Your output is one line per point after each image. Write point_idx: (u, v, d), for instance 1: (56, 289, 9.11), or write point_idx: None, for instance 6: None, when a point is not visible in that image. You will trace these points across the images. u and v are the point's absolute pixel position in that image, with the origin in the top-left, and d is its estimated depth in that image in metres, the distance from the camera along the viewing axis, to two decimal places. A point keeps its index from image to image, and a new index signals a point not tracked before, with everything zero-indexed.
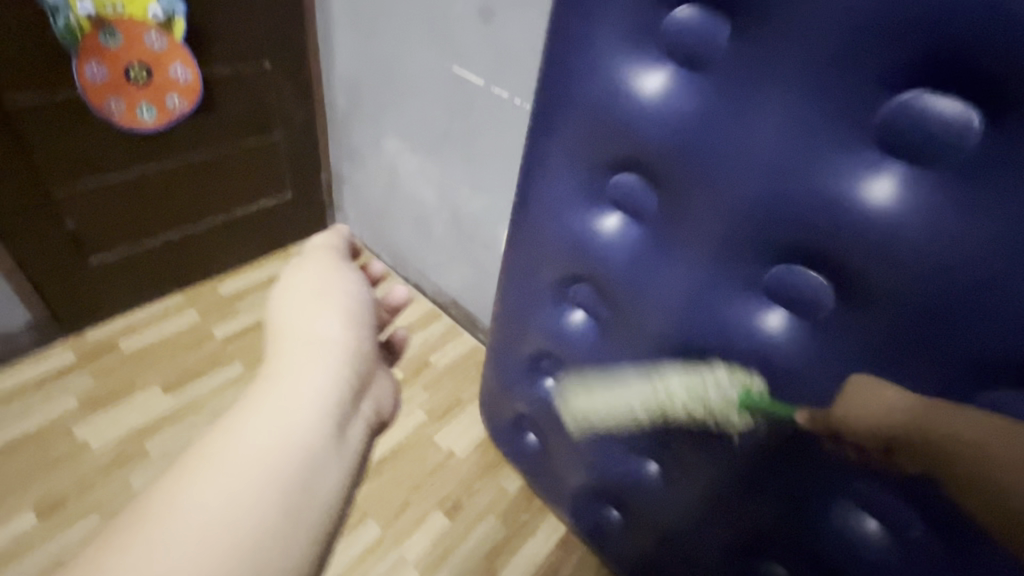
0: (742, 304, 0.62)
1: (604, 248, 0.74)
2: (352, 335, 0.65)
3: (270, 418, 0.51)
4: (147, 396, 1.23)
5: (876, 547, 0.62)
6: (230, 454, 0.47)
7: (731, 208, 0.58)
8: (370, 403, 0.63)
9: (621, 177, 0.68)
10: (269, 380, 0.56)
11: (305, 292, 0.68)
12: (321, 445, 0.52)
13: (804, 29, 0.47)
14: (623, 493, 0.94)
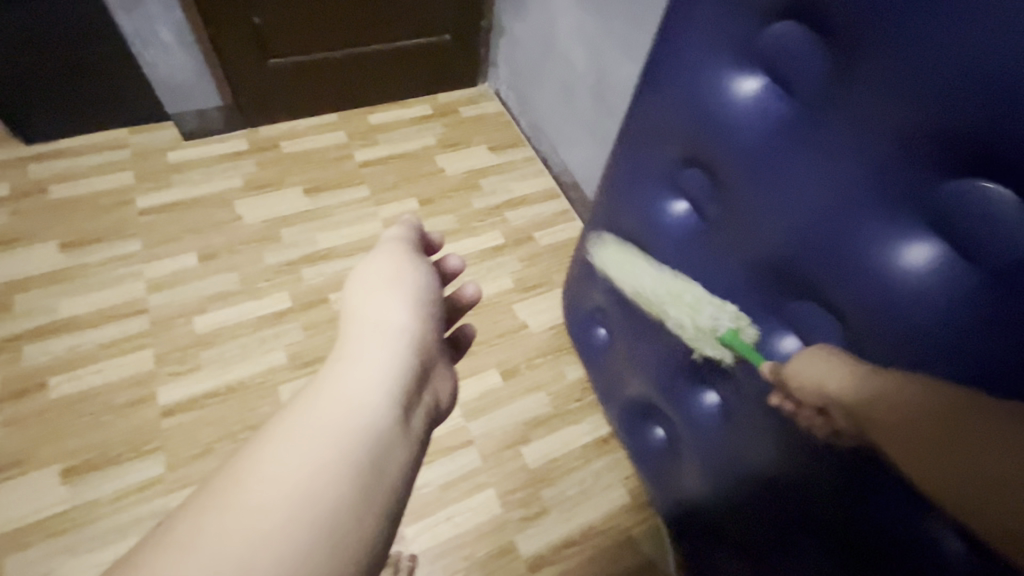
0: (888, 224, 0.48)
1: (734, 124, 0.60)
2: (420, 325, 0.66)
3: (331, 403, 0.52)
4: (291, 193, 1.42)
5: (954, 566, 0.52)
6: (300, 441, 0.48)
7: (927, 85, 0.42)
8: (431, 394, 0.63)
9: (785, 28, 0.52)
10: (331, 368, 0.57)
11: (376, 280, 0.69)
12: (386, 431, 0.53)
13: None
14: (677, 421, 0.87)
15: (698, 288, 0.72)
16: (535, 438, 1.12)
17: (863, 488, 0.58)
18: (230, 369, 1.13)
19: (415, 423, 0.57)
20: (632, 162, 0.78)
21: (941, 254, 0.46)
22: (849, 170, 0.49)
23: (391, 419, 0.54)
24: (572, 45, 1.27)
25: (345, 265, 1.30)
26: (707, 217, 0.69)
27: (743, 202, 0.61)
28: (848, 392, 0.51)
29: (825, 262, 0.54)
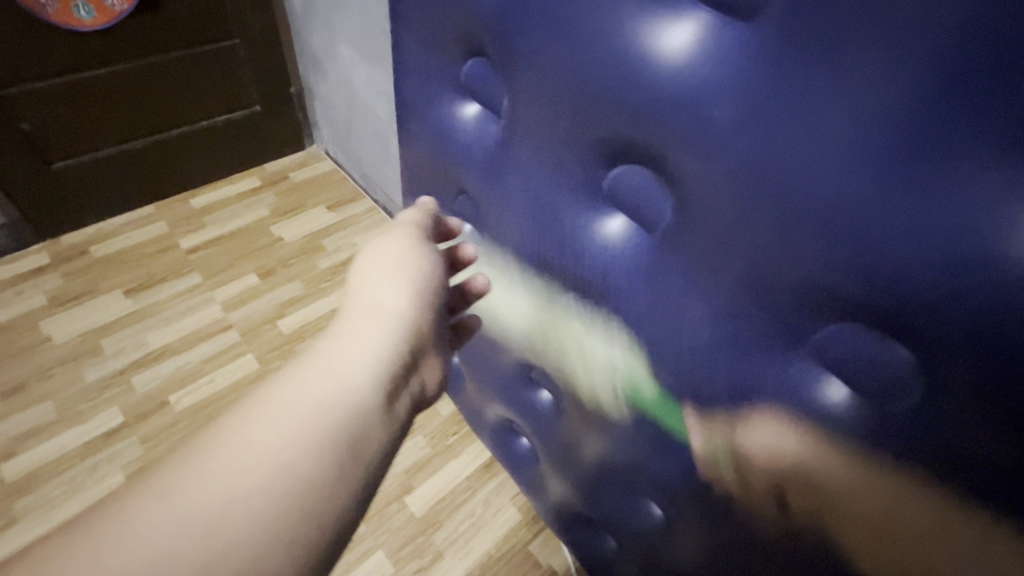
0: (581, 212, 0.55)
1: (466, 148, 0.65)
2: (421, 311, 0.53)
3: (320, 373, 0.43)
4: (109, 299, 1.30)
5: (752, 532, 0.55)
6: (285, 407, 0.41)
7: (558, 92, 0.49)
8: (418, 378, 0.51)
9: (473, 63, 0.58)
10: (327, 342, 0.47)
11: (382, 262, 0.56)
12: (370, 405, 0.44)
13: None
14: (527, 418, 0.87)
15: (498, 298, 0.75)
16: (417, 485, 1.10)
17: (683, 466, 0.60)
18: (55, 510, 0.99)
19: (400, 406, 0.47)
20: (416, 198, 0.81)
21: (626, 229, 0.52)
22: (554, 175, 0.55)
23: (375, 397, 0.44)
24: (371, 99, 1.30)
25: (182, 362, 1.21)
26: (479, 237, 0.72)
27: (493, 215, 0.67)
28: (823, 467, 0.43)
29: (558, 253, 0.60)
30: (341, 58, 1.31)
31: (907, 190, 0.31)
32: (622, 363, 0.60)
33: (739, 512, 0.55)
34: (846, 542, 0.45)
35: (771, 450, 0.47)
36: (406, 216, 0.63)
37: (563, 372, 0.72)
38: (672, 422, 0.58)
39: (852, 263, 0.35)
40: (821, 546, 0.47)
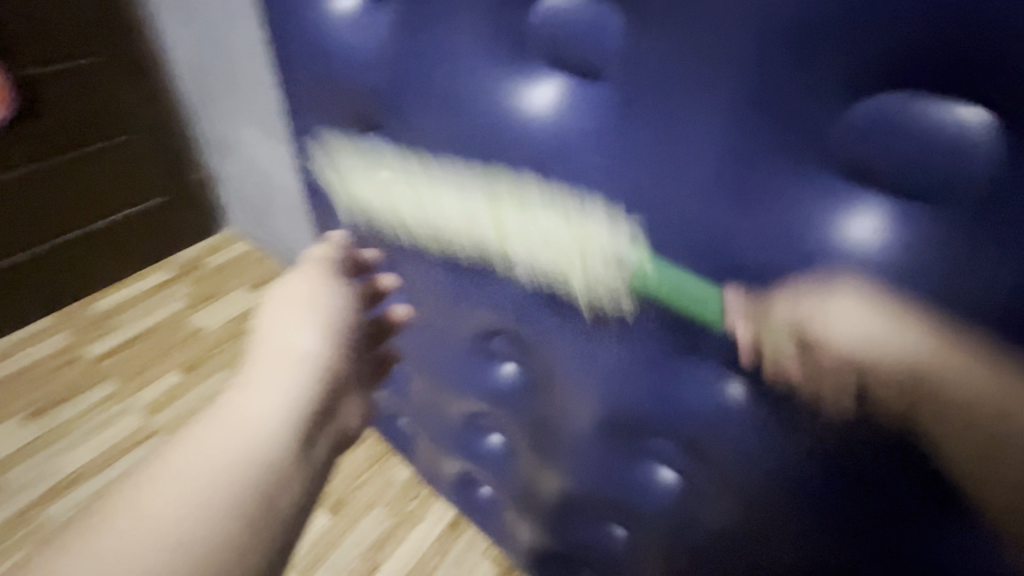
0: (495, 261, 0.58)
1: (376, 214, 0.67)
2: (334, 350, 0.52)
3: (223, 427, 0.42)
4: (9, 426, 1.17)
5: (710, 532, 0.58)
6: (189, 468, 0.39)
7: (453, 155, 0.53)
8: (337, 420, 0.50)
9: (370, 137, 0.61)
10: (231, 394, 0.45)
11: (287, 304, 0.54)
12: (283, 450, 0.42)
13: None
14: (486, 466, 0.87)
15: (436, 354, 0.76)
16: (383, 560, 1.04)
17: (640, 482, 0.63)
18: None
19: (318, 449, 0.46)
20: None
21: None
22: None
23: (287, 442, 0.43)
24: (280, 176, 1.29)
25: (102, 480, 1.10)
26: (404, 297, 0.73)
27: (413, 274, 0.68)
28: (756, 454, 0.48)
29: (483, 302, 0.63)
30: (243, 140, 1.31)
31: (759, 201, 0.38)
32: (563, 391, 0.62)
33: (697, 511, 0.58)
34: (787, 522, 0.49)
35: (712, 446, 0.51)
36: (314, 254, 0.61)
37: (510, 413, 0.73)
38: (617, 437, 0.61)
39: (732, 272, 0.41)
40: (770, 532, 0.51)
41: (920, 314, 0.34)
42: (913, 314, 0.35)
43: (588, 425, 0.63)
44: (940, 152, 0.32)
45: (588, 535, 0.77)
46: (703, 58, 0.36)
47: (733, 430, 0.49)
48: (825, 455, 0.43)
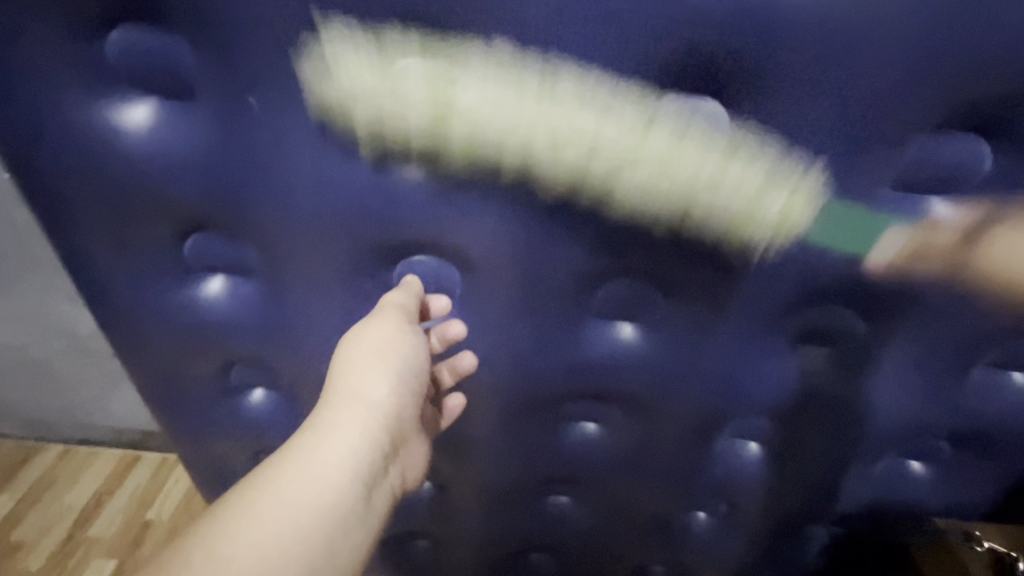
0: None
1: (226, 315, 0.60)
2: (399, 401, 0.57)
3: (314, 474, 0.50)
4: None
5: (630, 446, 0.72)
6: (275, 510, 0.47)
7: (316, 231, 0.53)
8: (397, 469, 0.58)
9: (199, 239, 0.55)
10: (313, 437, 0.52)
11: (363, 350, 0.55)
12: (350, 503, 0.50)
13: (278, 39, 0.43)
14: (420, 512, 0.85)
15: None
16: None
17: (567, 442, 0.73)
18: None
19: (378, 497, 0.54)
20: (174, 398, 0.68)
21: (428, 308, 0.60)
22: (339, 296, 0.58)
23: (360, 491, 0.52)
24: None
25: None
26: (285, 388, 0.67)
27: (288, 362, 0.64)
28: (644, 371, 0.63)
29: None
30: None
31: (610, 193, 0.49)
32: (485, 399, 0.68)
33: (617, 436, 0.71)
34: (680, 409, 0.66)
35: (616, 382, 0.64)
36: (391, 300, 0.56)
37: (436, 444, 0.75)
38: (541, 416, 0.69)
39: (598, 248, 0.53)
40: (670, 421, 0.68)
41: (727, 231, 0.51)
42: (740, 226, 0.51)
43: (515, 418, 0.69)
44: (705, 133, 0.46)
45: (536, 517, 0.83)
46: (534, 91, 0.45)
47: (631, 361, 0.62)
48: (690, 342, 0.60)
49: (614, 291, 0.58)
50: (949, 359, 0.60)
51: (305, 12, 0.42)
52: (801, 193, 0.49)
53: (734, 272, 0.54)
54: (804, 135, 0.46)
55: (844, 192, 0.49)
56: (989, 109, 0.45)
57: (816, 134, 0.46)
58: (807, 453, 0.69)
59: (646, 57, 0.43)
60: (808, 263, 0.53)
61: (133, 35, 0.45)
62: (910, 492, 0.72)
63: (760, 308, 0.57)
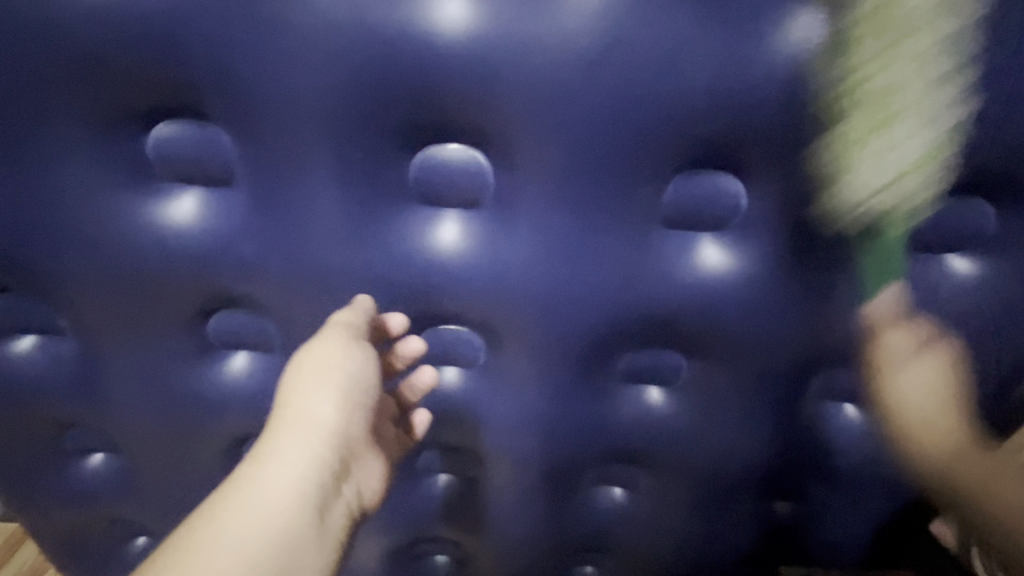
0: (200, 371, 0.57)
1: (37, 379, 0.57)
2: (351, 416, 0.49)
3: (252, 508, 0.41)
4: None
5: (497, 498, 0.68)
6: (215, 555, 0.38)
7: (112, 288, 0.51)
8: (354, 487, 0.48)
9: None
10: (250, 467, 0.43)
11: (304, 372, 0.48)
12: (299, 531, 0.41)
13: (37, 99, 0.44)
14: None
15: (172, 508, 0.66)
16: None
17: (431, 494, 0.69)
18: None
19: (333, 520, 0.44)
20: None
21: (249, 362, 0.57)
22: (150, 354, 0.55)
23: (307, 519, 0.42)
24: None
25: None
26: (117, 453, 0.64)
27: (112, 425, 0.60)
28: (489, 415, 0.61)
29: (207, 419, 0.59)
30: None
31: (400, 236, 0.49)
32: None
33: (479, 486, 0.67)
34: (536, 455, 0.63)
35: (463, 427, 0.62)
36: (337, 318, 0.50)
37: None
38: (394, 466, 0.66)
39: (405, 292, 0.52)
40: (530, 469, 0.64)
41: (529, 272, 0.50)
42: (539, 268, 0.50)
43: None
44: (469, 178, 0.47)
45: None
46: (298, 139, 0.45)
47: (471, 405, 0.60)
48: (523, 385, 0.58)
49: (440, 336, 0.56)
50: (783, 394, 0.56)
51: (57, 73, 0.43)
52: (591, 228, 0.48)
53: (552, 315, 0.52)
54: (571, 172, 0.45)
55: (635, 230, 0.48)
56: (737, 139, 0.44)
57: (586, 181, 0.46)
58: (674, 499, 0.65)
59: (402, 104, 0.44)
60: (621, 302, 0.52)
61: None
62: (812, 540, 0.66)
63: (581, 349, 0.55)
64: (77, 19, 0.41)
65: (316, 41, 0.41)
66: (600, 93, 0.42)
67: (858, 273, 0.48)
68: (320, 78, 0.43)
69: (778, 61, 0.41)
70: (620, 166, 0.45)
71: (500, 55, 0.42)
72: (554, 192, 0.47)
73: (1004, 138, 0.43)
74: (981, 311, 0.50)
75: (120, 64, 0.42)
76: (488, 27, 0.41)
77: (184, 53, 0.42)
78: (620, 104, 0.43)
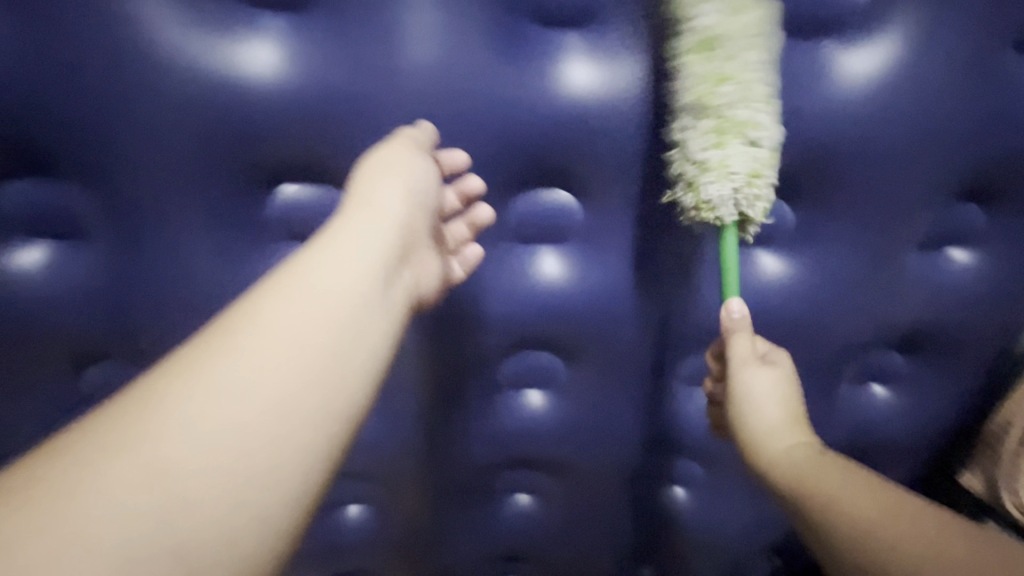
0: None
1: None
2: (417, 208, 0.43)
3: (323, 278, 0.36)
4: None
5: (569, 507, 0.72)
6: (286, 319, 0.33)
7: None
8: (416, 279, 0.44)
9: (88, 377, 0.52)
10: (316, 241, 0.38)
11: (371, 164, 0.42)
12: (371, 304, 0.37)
13: (165, 173, 0.45)
14: None
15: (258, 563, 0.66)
16: None
17: (506, 512, 0.72)
18: None
19: (399, 301, 0.40)
20: None
21: None
22: None
23: (376, 295, 0.37)
24: None
25: None
26: None
27: None
28: (570, 428, 0.65)
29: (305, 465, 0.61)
30: None
31: (500, 271, 0.55)
32: (417, 480, 0.67)
33: (550, 500, 0.72)
34: (612, 462, 0.68)
35: (545, 444, 0.66)
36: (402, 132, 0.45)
37: (374, 542, 0.71)
38: (475, 491, 0.69)
39: (502, 321, 0.57)
40: (608, 475, 0.69)
41: (615, 294, 0.56)
42: (624, 289, 0.56)
43: (452, 497, 0.69)
44: (563, 218, 0.53)
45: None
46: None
47: (553, 421, 0.65)
48: (603, 399, 0.63)
49: (528, 358, 0.61)
50: (831, 383, 0.64)
51: (188, 147, 0.45)
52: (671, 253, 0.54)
53: (634, 331, 0.58)
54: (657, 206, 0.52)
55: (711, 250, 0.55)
56: (785, 169, 0.52)
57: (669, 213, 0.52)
58: (733, 492, 0.71)
59: (509, 159, 0.50)
60: (697, 316, 0.57)
61: (22, 183, 0.45)
62: None
63: (658, 360, 0.61)
64: (205, 99, 0.43)
65: (437, 107, 0.47)
66: None
67: (890, 271, 0.57)
68: (432, 137, 0.47)
69: (831, 103, 0.49)
70: None
71: (590, 106, 0.48)
72: (635, 220, 0.53)
73: (1000, 157, 0.53)
74: (983, 291, 0.60)
75: (253, 137, 0.45)
76: (591, 91, 0.47)
77: (319, 125, 0.45)
78: None
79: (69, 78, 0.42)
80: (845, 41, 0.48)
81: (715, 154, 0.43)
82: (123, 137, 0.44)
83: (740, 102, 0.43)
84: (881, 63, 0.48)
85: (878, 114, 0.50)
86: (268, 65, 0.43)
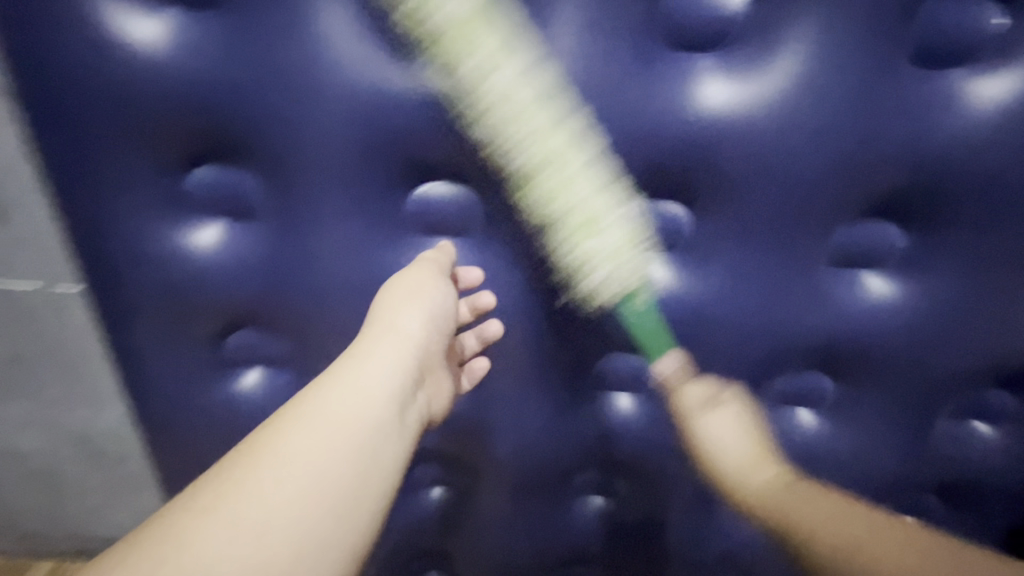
0: None
1: (258, 409, 0.64)
2: (431, 332, 0.52)
3: (352, 393, 0.44)
4: None
5: (647, 518, 0.72)
6: (322, 427, 0.41)
7: (349, 325, 0.58)
8: (425, 396, 0.51)
9: (238, 337, 0.61)
10: (347, 362, 0.47)
11: (397, 292, 0.52)
12: (389, 420, 0.45)
13: (327, 166, 0.52)
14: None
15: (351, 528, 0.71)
16: None
17: (582, 514, 0.73)
18: None
19: (411, 418, 0.48)
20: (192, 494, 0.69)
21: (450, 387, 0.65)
22: None
23: (393, 413, 0.46)
24: None
25: None
26: None
27: None
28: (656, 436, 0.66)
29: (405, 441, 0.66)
30: None
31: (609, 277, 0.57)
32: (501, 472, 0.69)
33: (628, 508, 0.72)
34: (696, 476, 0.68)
35: (631, 449, 0.67)
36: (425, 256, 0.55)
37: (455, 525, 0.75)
38: (556, 489, 0.71)
39: (603, 323, 0.60)
40: (690, 488, 0.69)
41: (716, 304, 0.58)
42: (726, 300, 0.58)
43: (533, 493, 0.71)
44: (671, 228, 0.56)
45: None
46: None
47: (640, 428, 0.66)
48: None
49: (623, 363, 0.63)
50: (934, 415, 0.62)
51: (350, 144, 0.51)
52: (775, 268, 0.56)
53: (730, 342, 0.60)
54: (765, 220, 0.54)
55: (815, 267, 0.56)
56: (902, 191, 0.53)
57: (777, 229, 0.54)
58: None
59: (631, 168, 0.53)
60: (793, 331, 0.59)
61: (211, 168, 0.53)
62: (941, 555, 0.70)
63: (753, 374, 0.62)
64: (371, 103, 0.50)
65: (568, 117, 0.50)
66: (797, 153, 0.51)
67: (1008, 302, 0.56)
68: None
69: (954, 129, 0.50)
70: (807, 216, 0.54)
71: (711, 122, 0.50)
72: (742, 233, 0.55)
73: None
74: None
75: (406, 138, 0.51)
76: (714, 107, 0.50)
77: (462, 129, 0.51)
78: (815, 165, 0.51)
79: (261, 77, 0.49)
80: (976, 67, 0.49)
81: (588, 247, 0.54)
82: (298, 132, 0.51)
83: (594, 208, 0.53)
84: (1016, 89, 0.48)
85: (1002, 142, 0.50)
86: (426, 76, 0.49)
